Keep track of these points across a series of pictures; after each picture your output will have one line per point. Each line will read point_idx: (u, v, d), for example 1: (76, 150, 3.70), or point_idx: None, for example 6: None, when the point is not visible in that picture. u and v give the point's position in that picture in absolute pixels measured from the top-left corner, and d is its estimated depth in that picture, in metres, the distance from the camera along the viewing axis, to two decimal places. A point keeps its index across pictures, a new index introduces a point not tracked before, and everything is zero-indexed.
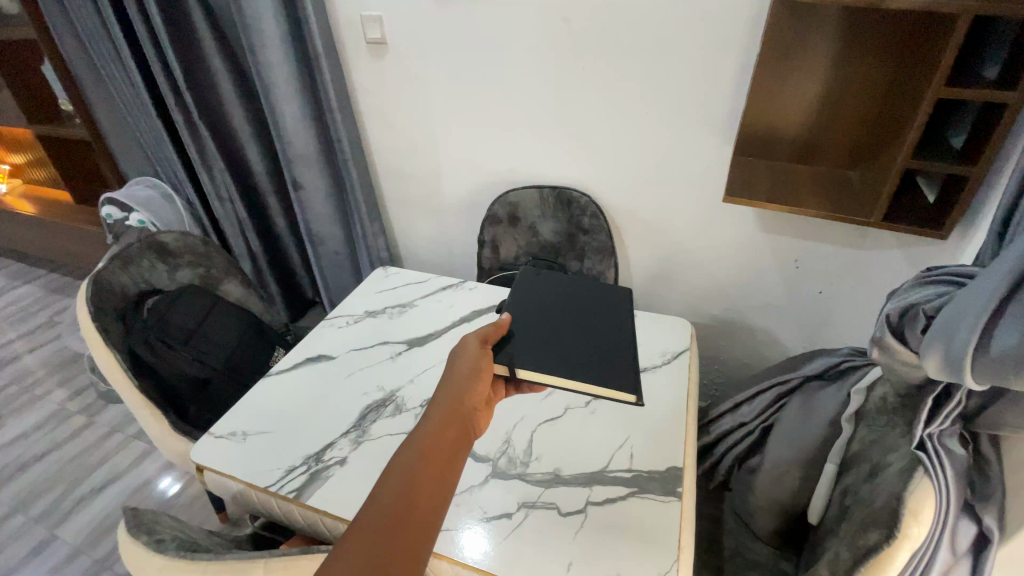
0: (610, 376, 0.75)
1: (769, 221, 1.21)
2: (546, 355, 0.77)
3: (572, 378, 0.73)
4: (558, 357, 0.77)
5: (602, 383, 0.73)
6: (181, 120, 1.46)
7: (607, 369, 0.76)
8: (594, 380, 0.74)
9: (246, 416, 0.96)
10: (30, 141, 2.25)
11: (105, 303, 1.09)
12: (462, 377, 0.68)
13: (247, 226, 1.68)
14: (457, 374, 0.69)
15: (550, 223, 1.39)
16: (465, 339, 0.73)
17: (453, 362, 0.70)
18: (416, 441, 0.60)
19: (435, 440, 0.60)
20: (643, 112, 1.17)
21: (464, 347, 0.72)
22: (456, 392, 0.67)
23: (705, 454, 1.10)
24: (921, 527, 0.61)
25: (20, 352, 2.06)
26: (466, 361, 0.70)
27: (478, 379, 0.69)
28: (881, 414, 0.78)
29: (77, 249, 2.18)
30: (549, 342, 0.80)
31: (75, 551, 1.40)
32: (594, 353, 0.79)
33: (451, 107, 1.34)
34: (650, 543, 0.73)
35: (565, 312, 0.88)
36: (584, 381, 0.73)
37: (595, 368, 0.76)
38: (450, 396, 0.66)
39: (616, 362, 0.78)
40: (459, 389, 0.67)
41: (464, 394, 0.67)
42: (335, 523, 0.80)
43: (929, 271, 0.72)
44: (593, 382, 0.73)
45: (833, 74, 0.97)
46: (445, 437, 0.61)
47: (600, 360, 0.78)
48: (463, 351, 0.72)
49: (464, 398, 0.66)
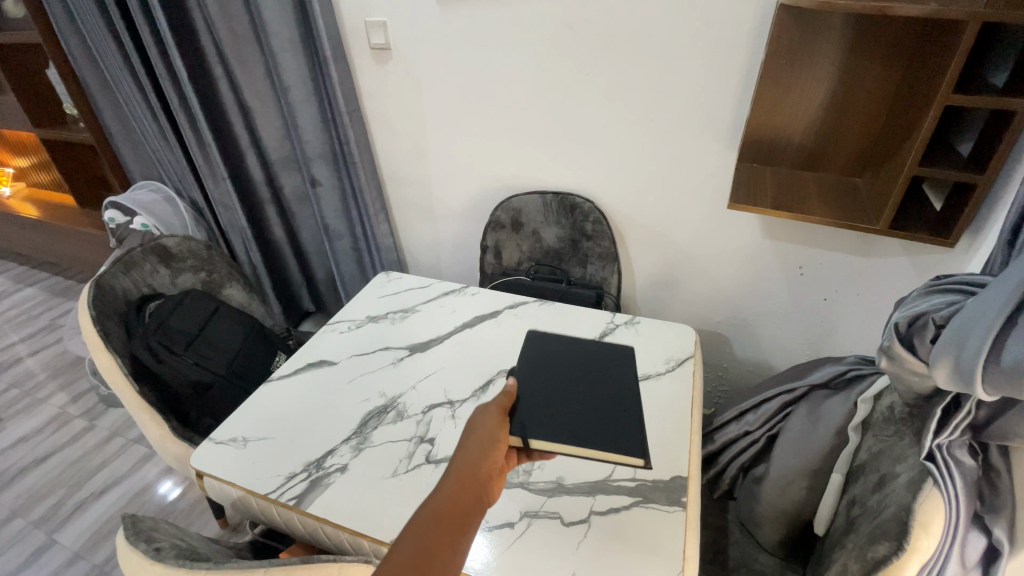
0: (621, 439, 0.71)
1: (775, 228, 1.20)
2: (555, 417, 0.72)
3: (582, 443, 0.69)
4: (571, 421, 0.72)
5: (614, 448, 0.69)
6: (186, 124, 1.46)
7: (619, 436, 0.72)
8: (606, 445, 0.70)
9: (246, 422, 0.95)
10: (36, 145, 2.27)
11: (106, 307, 1.08)
12: (481, 443, 0.61)
13: (248, 237, 1.67)
14: (476, 439, 0.62)
15: (553, 229, 1.39)
16: (485, 407, 0.66)
17: (472, 427, 0.63)
18: (423, 518, 0.52)
19: (442, 517, 0.52)
20: (649, 118, 1.17)
21: (486, 411, 0.66)
22: (473, 460, 0.59)
23: (710, 462, 1.08)
24: (931, 540, 0.59)
25: (22, 356, 2.05)
26: (486, 428, 0.63)
27: (496, 448, 0.62)
28: (889, 424, 0.78)
29: (80, 251, 2.17)
30: (559, 401, 0.76)
31: (74, 556, 1.39)
32: (603, 414, 0.75)
33: (456, 112, 1.34)
34: (652, 554, 0.71)
35: (574, 369, 0.83)
36: (599, 447, 0.69)
37: (605, 433, 0.72)
38: (462, 464, 0.58)
39: (627, 423, 0.74)
40: (477, 455, 0.60)
41: (480, 464, 0.59)
42: (333, 530, 0.79)
43: (938, 280, 0.72)
44: (606, 447, 0.69)
45: (840, 80, 0.97)
46: (456, 509, 0.53)
47: (610, 421, 0.74)
48: (484, 415, 0.65)
49: (480, 467, 0.59)
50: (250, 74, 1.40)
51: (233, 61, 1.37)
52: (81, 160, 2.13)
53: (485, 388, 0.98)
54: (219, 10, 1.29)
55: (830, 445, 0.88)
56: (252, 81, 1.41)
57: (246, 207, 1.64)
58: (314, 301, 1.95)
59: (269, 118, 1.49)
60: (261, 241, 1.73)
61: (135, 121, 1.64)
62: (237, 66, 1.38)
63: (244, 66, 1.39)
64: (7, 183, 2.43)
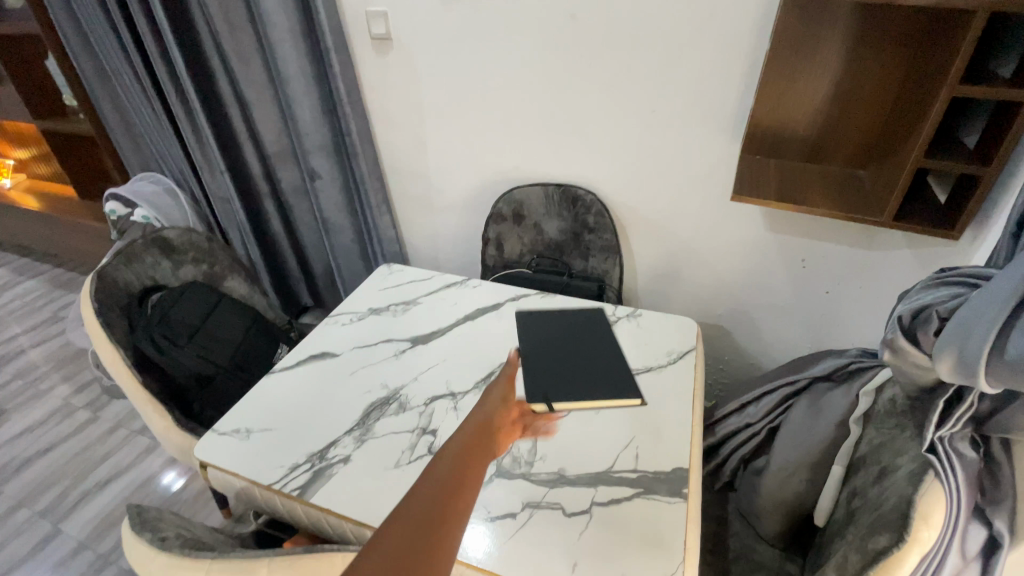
0: (620, 388, 0.91)
1: (777, 220, 1.20)
2: (566, 385, 0.89)
3: (592, 396, 0.88)
4: (577, 383, 0.90)
5: (616, 395, 0.89)
6: (183, 116, 1.46)
7: (617, 387, 0.91)
8: (610, 394, 0.89)
9: (249, 412, 0.96)
10: (35, 136, 2.26)
11: (109, 299, 1.09)
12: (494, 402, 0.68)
13: (246, 232, 1.67)
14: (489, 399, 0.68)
15: (555, 221, 1.38)
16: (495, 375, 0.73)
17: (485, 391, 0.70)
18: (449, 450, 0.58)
19: (465, 449, 0.58)
20: (652, 109, 1.16)
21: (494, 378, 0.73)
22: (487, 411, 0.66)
23: (711, 454, 1.09)
24: (931, 531, 0.60)
25: (25, 348, 2.06)
26: (496, 391, 0.70)
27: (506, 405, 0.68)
28: (890, 417, 0.78)
29: (82, 244, 2.17)
30: (565, 373, 0.92)
31: (79, 546, 1.40)
32: (602, 374, 0.93)
33: (457, 103, 1.33)
34: (653, 545, 0.72)
35: (569, 344, 1.00)
36: (604, 396, 0.89)
37: (607, 384, 0.91)
38: (475, 413, 0.64)
39: (621, 376, 0.93)
40: (491, 407, 0.67)
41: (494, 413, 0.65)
42: (337, 520, 0.79)
43: (942, 272, 0.71)
44: (611, 395, 0.89)
45: (845, 72, 0.96)
46: (479, 441, 0.59)
47: (609, 378, 0.92)
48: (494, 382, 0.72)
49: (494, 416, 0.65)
50: (249, 65, 1.39)
51: (230, 52, 1.36)
52: (82, 152, 2.13)
53: (486, 380, 0.99)
54: (217, 0, 1.28)
55: (831, 438, 0.89)
56: (252, 72, 1.41)
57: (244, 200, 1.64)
58: (313, 295, 1.93)
59: (267, 110, 1.47)
60: (258, 234, 1.72)
61: (134, 112, 1.63)
62: (235, 57, 1.37)
63: (241, 58, 1.38)
64: (8, 174, 2.43)
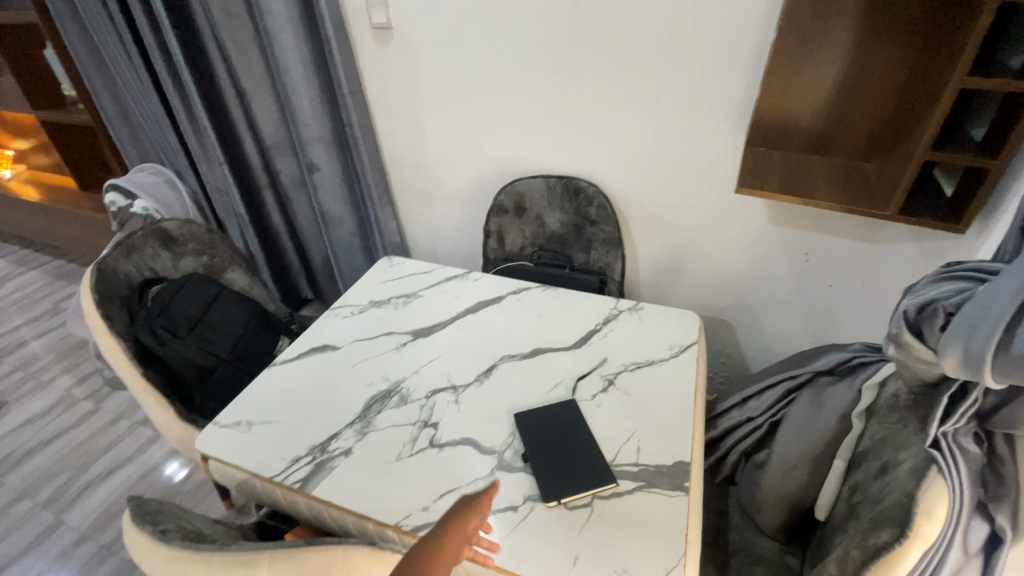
0: (594, 474, 0.79)
1: (781, 213, 1.19)
2: (534, 475, 0.80)
3: (561, 487, 0.78)
4: (548, 470, 0.80)
5: (588, 484, 0.78)
6: (180, 106, 1.44)
7: (592, 472, 0.80)
8: (582, 482, 0.78)
9: (250, 405, 0.96)
10: (34, 127, 2.25)
11: (108, 291, 1.09)
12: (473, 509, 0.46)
13: (245, 223, 1.66)
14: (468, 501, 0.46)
15: (557, 214, 1.37)
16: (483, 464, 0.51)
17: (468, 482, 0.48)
18: None
19: None
20: (655, 101, 1.15)
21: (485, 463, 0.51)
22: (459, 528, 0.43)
23: (712, 448, 1.09)
24: (934, 527, 0.60)
25: (27, 339, 2.06)
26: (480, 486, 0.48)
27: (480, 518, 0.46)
28: (893, 411, 0.78)
29: (82, 235, 2.17)
30: (537, 459, 0.82)
31: (82, 536, 1.41)
32: (578, 456, 0.82)
33: (458, 94, 1.32)
34: (654, 539, 0.72)
35: (546, 416, 0.89)
36: (574, 486, 0.78)
37: (580, 470, 0.80)
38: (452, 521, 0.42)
39: (598, 459, 0.82)
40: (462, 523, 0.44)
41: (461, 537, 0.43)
42: (338, 513, 0.79)
43: (949, 266, 0.71)
44: (582, 485, 0.78)
45: (852, 62, 0.95)
46: None
47: (584, 462, 0.81)
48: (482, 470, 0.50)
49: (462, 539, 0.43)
50: (248, 54, 1.38)
51: (229, 41, 1.34)
52: (81, 142, 2.12)
53: (487, 373, 0.98)
54: None
55: (833, 432, 0.89)
56: (250, 61, 1.39)
57: (243, 191, 1.63)
58: (312, 289, 1.93)
59: (266, 101, 1.46)
60: (257, 226, 1.72)
61: (133, 102, 1.62)
62: (232, 47, 1.36)
63: (239, 47, 1.36)
64: (7, 165, 2.42)
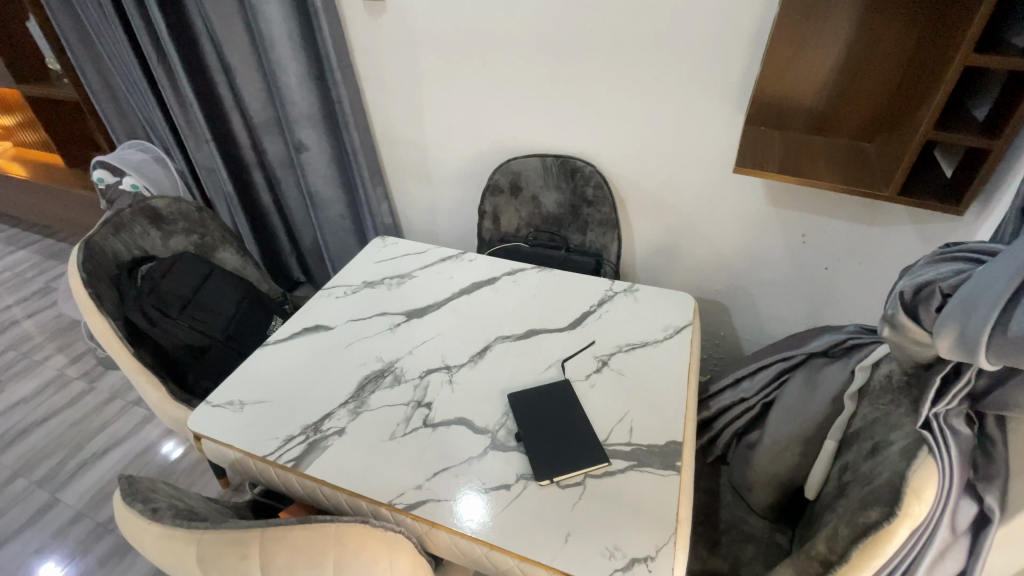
0: (585, 453, 0.80)
1: (779, 195, 1.18)
2: (528, 458, 0.80)
3: (554, 468, 0.78)
4: (541, 452, 0.80)
5: (580, 463, 0.78)
6: (165, 80, 1.40)
7: (583, 450, 0.80)
8: (574, 462, 0.78)
9: (242, 384, 0.95)
10: (19, 102, 2.19)
11: (97, 269, 1.07)
12: None
13: (233, 204, 1.64)
14: None
15: (553, 194, 1.36)
16: None
17: None
18: None
19: None
20: (654, 78, 1.13)
21: None
22: None
23: (704, 428, 1.09)
24: (922, 507, 0.60)
25: (19, 318, 2.04)
26: None
27: None
28: (885, 392, 0.78)
29: (72, 213, 2.13)
30: (530, 441, 0.81)
31: (78, 514, 1.41)
32: (569, 435, 0.82)
33: (453, 70, 1.29)
34: (645, 517, 0.72)
35: (537, 398, 0.88)
36: (566, 467, 0.78)
37: (571, 449, 0.80)
38: None
39: (589, 439, 0.82)
40: None
41: None
42: (332, 492, 0.79)
43: (946, 247, 0.70)
44: (574, 464, 0.78)
45: (855, 40, 0.93)
46: None
47: (575, 442, 0.81)
48: None
49: None
50: (235, 27, 1.34)
51: (212, 13, 1.30)
52: (67, 118, 2.07)
53: (482, 354, 0.98)
54: None
55: (825, 412, 0.89)
56: (237, 34, 1.35)
57: (232, 169, 1.59)
58: (303, 270, 1.92)
59: (252, 77, 1.43)
60: (246, 206, 1.69)
61: (119, 76, 1.58)
62: (218, 19, 1.31)
63: (222, 20, 1.32)
64: None
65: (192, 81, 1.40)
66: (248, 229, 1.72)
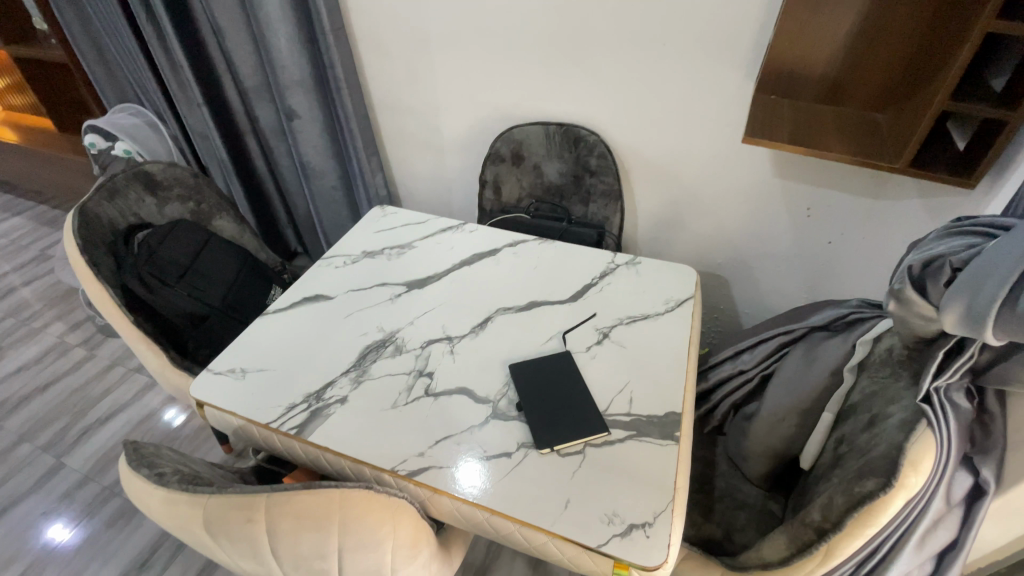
0: (584, 424, 0.80)
1: (786, 166, 1.16)
2: (530, 428, 0.80)
3: (554, 439, 0.78)
4: (542, 424, 0.80)
5: (579, 434, 0.79)
6: (155, 42, 1.35)
7: (582, 422, 0.81)
8: (574, 433, 0.79)
9: (243, 353, 0.95)
10: (4, 62, 2.12)
11: (93, 236, 1.05)
12: None
13: (228, 172, 1.61)
14: None
15: (555, 163, 1.33)
16: None
17: None
18: None
19: None
20: (661, 44, 1.09)
21: None
22: None
23: (702, 400, 1.11)
24: (918, 478, 0.61)
25: (17, 285, 2.03)
26: None
27: None
28: (885, 365, 0.79)
29: (64, 179, 2.09)
30: (533, 412, 0.82)
31: (84, 478, 1.44)
32: (568, 407, 0.83)
33: (453, 33, 1.24)
34: (644, 485, 0.73)
35: (539, 371, 0.88)
36: (566, 439, 0.78)
37: (570, 420, 0.81)
38: None
39: (588, 412, 0.82)
40: None
41: None
42: (335, 458, 0.80)
43: (959, 221, 0.69)
44: (574, 435, 0.79)
45: (873, 6, 0.90)
46: None
47: (574, 414, 0.82)
48: None
49: None
50: None
51: None
52: (55, 80, 2.01)
53: (483, 325, 0.98)
54: None
55: (823, 385, 0.90)
56: None
57: (226, 135, 1.56)
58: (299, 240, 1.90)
59: (241, 39, 1.37)
60: (241, 174, 1.66)
61: (107, 36, 1.52)
62: None
63: None
64: None
65: (182, 43, 1.35)
66: (244, 198, 1.70)
